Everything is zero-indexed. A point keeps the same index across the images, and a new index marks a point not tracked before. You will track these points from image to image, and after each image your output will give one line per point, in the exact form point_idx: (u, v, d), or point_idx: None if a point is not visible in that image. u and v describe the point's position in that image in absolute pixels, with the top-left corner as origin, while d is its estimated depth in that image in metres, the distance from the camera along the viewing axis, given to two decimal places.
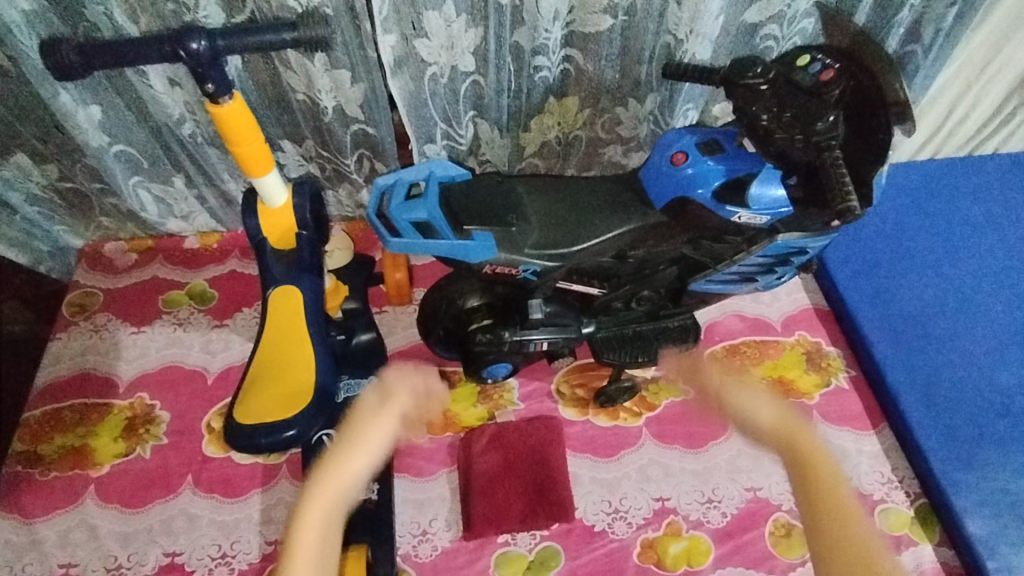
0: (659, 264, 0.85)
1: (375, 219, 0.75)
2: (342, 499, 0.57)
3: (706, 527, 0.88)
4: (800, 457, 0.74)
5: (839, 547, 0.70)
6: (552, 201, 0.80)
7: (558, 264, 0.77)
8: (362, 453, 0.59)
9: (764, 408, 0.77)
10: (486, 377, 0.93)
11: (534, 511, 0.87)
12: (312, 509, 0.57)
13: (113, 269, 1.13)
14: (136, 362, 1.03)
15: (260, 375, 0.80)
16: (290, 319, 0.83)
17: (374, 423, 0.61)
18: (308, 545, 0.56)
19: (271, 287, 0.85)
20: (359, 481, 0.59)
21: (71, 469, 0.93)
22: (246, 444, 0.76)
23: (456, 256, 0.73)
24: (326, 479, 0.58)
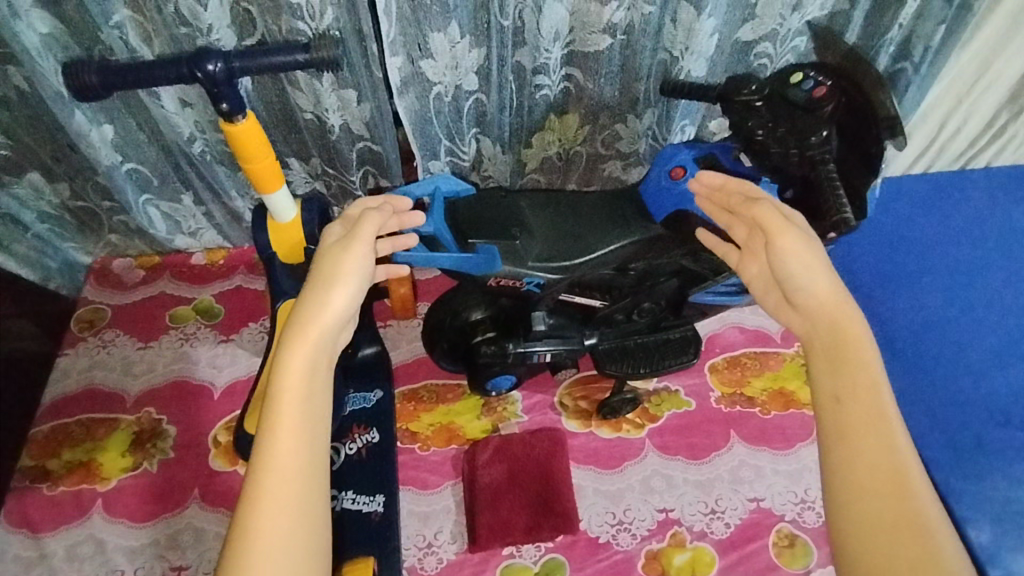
0: (659, 276, 0.86)
1: None
2: (324, 345, 0.55)
3: (710, 538, 0.88)
4: (840, 341, 0.55)
5: (864, 468, 0.51)
6: (554, 214, 0.81)
7: (562, 275, 0.78)
8: (339, 295, 0.57)
9: (819, 273, 0.57)
10: (490, 389, 0.94)
11: (538, 522, 0.88)
12: (292, 357, 0.54)
13: (122, 286, 1.15)
14: (144, 377, 1.05)
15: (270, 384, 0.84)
16: None
17: (344, 263, 0.58)
18: (294, 391, 0.53)
19: (281, 299, 0.86)
20: (338, 323, 0.56)
21: (78, 483, 0.94)
22: None
23: (460, 268, 0.75)
24: (305, 327, 0.55)
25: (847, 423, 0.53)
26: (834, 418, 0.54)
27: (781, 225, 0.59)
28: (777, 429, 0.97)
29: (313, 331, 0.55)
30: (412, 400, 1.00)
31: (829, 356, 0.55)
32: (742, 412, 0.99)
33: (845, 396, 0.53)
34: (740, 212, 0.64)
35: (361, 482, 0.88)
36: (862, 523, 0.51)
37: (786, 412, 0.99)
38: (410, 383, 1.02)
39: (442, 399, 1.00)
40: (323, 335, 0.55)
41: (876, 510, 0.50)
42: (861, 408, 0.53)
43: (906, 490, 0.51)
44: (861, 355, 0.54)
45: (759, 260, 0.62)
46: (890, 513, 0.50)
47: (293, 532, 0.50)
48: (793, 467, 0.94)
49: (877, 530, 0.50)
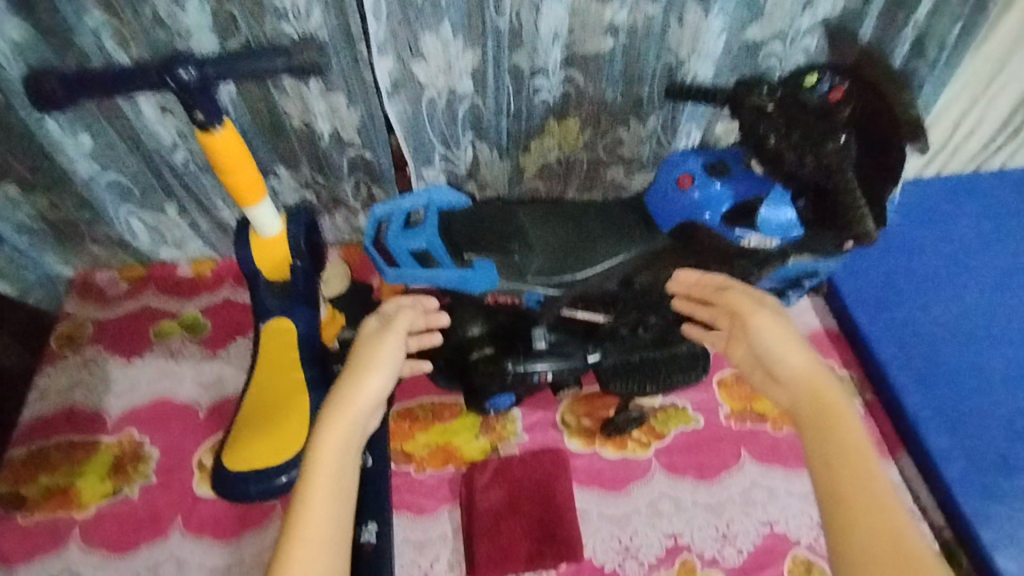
0: (665, 289, 0.80)
1: (370, 248, 0.72)
2: (356, 426, 0.60)
3: (721, 565, 0.84)
4: (825, 409, 0.59)
5: (863, 532, 0.53)
6: (555, 226, 0.76)
7: (562, 291, 0.73)
8: (375, 379, 0.63)
9: (797, 349, 0.62)
10: (489, 408, 0.89)
11: (539, 553, 0.83)
12: (327, 436, 0.59)
13: (104, 299, 1.10)
14: (126, 396, 1.00)
15: (252, 416, 0.77)
16: (281, 353, 0.80)
17: (381, 351, 0.64)
18: (328, 470, 0.58)
19: (264, 318, 0.82)
20: (371, 407, 0.62)
21: (54, 511, 0.89)
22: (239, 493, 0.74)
23: (457, 287, 0.70)
24: (340, 409, 0.61)
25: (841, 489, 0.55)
26: (829, 485, 0.56)
27: (753, 307, 0.66)
28: (790, 447, 0.93)
29: (348, 413, 0.60)
30: (408, 419, 0.95)
31: (816, 423, 0.59)
32: (753, 428, 0.94)
33: (836, 463, 0.56)
34: (716, 303, 0.70)
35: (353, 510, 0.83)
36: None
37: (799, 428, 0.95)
38: (404, 401, 0.97)
39: (438, 417, 0.95)
40: (357, 417, 0.61)
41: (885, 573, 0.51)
42: (851, 475, 0.55)
43: (913, 549, 0.51)
44: (847, 424, 0.58)
45: (741, 343, 0.67)
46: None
47: None
48: (807, 488, 0.89)
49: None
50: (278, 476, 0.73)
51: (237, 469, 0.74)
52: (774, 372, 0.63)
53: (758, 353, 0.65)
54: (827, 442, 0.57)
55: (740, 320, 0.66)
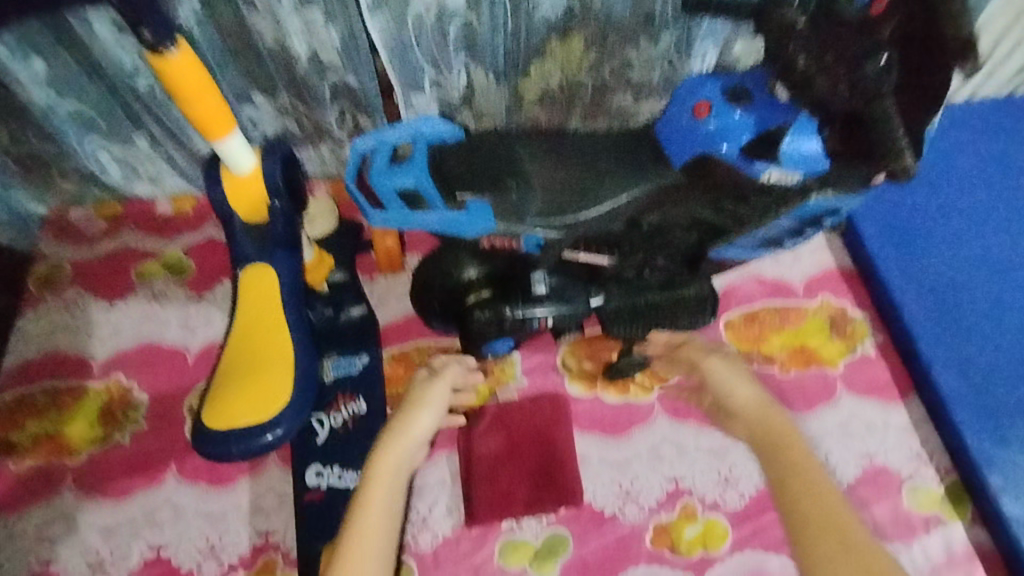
0: (674, 229, 0.75)
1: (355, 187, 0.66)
2: (410, 450, 0.76)
3: (723, 509, 0.83)
4: (773, 433, 0.79)
5: (815, 515, 0.71)
6: (556, 160, 0.69)
7: (563, 233, 0.67)
8: (427, 412, 0.78)
9: (748, 391, 0.82)
10: (488, 353, 0.85)
11: (538, 497, 0.83)
12: (389, 451, 0.74)
13: (81, 238, 1.04)
14: (110, 340, 0.96)
15: (231, 370, 0.72)
16: (262, 300, 0.74)
17: (430, 390, 0.79)
18: (390, 479, 0.73)
19: (241, 264, 0.76)
20: (424, 435, 0.77)
21: (46, 457, 0.87)
22: (220, 452, 0.70)
23: (448, 229, 0.64)
24: (398, 433, 0.76)
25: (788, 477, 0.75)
26: (775, 470, 0.76)
27: (704, 355, 0.85)
28: (796, 390, 0.90)
29: (404, 437, 0.76)
30: (403, 363, 0.90)
31: (767, 445, 0.78)
32: (759, 371, 0.92)
33: (782, 455, 0.77)
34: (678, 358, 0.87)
35: (348, 456, 0.82)
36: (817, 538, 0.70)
37: (807, 370, 0.91)
38: (398, 343, 0.92)
39: (435, 362, 0.91)
40: (412, 438, 0.76)
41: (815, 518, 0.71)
42: (799, 476, 0.74)
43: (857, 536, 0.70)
44: (791, 438, 0.78)
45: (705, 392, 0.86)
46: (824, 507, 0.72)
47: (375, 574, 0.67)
48: (813, 432, 0.87)
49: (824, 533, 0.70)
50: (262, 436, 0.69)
51: (217, 427, 0.70)
52: (733, 413, 0.82)
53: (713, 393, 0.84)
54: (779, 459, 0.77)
55: (700, 374, 0.85)
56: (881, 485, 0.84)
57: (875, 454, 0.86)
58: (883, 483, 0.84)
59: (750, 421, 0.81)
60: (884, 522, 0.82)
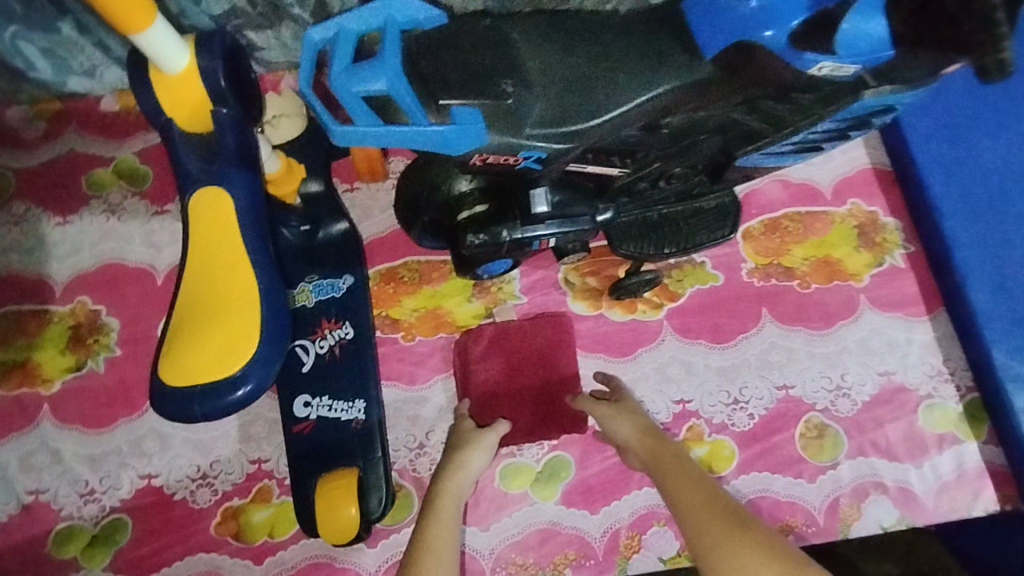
0: (699, 134, 0.64)
1: (310, 93, 0.52)
2: (461, 496, 0.72)
3: (730, 430, 0.80)
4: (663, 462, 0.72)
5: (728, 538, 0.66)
6: (560, 51, 0.56)
7: (569, 146, 0.56)
8: (480, 454, 0.74)
9: (630, 425, 0.75)
10: (482, 274, 0.78)
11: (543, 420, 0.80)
12: (445, 500, 0.71)
13: (19, 143, 0.92)
14: (69, 260, 0.88)
15: (187, 318, 0.62)
16: (217, 235, 0.63)
17: (483, 436, 0.75)
18: (447, 535, 0.69)
19: (191, 187, 0.64)
20: (474, 477, 0.74)
21: (18, 387, 0.82)
22: (182, 413, 0.60)
23: (432, 147, 0.52)
24: (450, 482, 0.73)
25: (684, 502, 0.69)
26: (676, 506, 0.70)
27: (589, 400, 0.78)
28: (817, 306, 0.84)
29: (456, 485, 0.72)
30: (391, 281, 0.84)
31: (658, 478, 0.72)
32: (777, 286, 0.85)
33: (673, 480, 0.71)
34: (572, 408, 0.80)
35: (338, 386, 0.77)
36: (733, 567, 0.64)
37: (830, 285, 0.85)
38: (387, 261, 0.85)
39: (426, 279, 0.85)
40: (464, 482, 0.73)
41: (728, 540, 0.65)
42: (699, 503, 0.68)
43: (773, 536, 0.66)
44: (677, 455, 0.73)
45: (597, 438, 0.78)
46: (734, 530, 0.66)
47: None
48: (831, 350, 0.83)
49: (744, 561, 0.64)
50: (231, 392, 0.60)
51: (177, 384, 0.60)
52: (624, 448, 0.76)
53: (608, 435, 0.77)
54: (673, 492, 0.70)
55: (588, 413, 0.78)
56: (898, 405, 0.81)
57: (894, 372, 0.82)
58: (899, 402, 0.81)
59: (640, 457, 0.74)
60: (897, 442, 0.79)
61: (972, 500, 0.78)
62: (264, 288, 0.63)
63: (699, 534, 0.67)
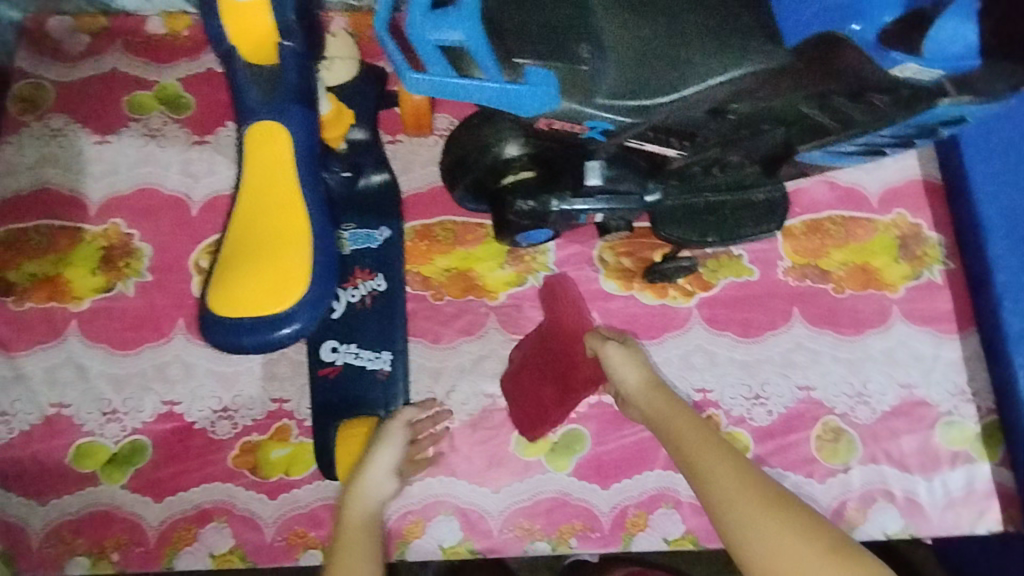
0: (761, 125, 0.62)
1: (383, 32, 0.49)
2: (375, 498, 0.70)
3: (748, 424, 0.81)
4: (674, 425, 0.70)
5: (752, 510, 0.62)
6: (639, 23, 0.54)
7: (637, 121, 0.54)
8: (386, 452, 0.72)
9: (637, 375, 0.73)
10: (521, 242, 0.78)
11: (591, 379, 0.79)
12: (354, 509, 0.70)
13: (63, 56, 0.91)
14: (105, 180, 0.87)
15: (236, 252, 0.61)
16: (271, 171, 0.62)
17: (388, 429, 0.73)
18: (366, 541, 0.69)
19: (248, 120, 0.63)
20: (383, 478, 0.71)
21: (47, 300, 0.82)
22: (228, 341, 0.60)
23: (501, 103, 0.50)
24: (360, 488, 0.70)
25: (704, 469, 0.66)
26: (696, 475, 0.66)
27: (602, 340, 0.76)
28: (848, 311, 0.84)
29: (367, 490, 0.70)
30: (425, 239, 0.84)
31: (673, 443, 0.69)
32: (811, 287, 0.85)
33: (692, 448, 0.68)
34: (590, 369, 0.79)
35: (366, 336, 0.77)
36: (759, 541, 0.61)
37: (864, 292, 0.85)
38: (422, 218, 0.85)
39: (460, 240, 0.85)
40: (375, 487, 0.71)
41: (742, 498, 0.63)
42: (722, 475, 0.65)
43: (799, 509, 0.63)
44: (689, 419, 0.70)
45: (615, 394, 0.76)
46: (763, 503, 0.63)
47: None
48: (856, 356, 0.83)
49: (777, 537, 0.61)
50: (277, 329, 0.59)
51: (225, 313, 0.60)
52: (627, 398, 0.74)
53: (620, 391, 0.74)
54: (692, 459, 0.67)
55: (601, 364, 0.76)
56: (916, 418, 0.81)
57: (916, 386, 0.82)
58: (917, 416, 0.81)
59: (643, 408, 0.72)
60: (910, 454, 0.80)
61: (976, 518, 0.78)
62: (316, 230, 0.62)
63: (712, 501, 0.64)
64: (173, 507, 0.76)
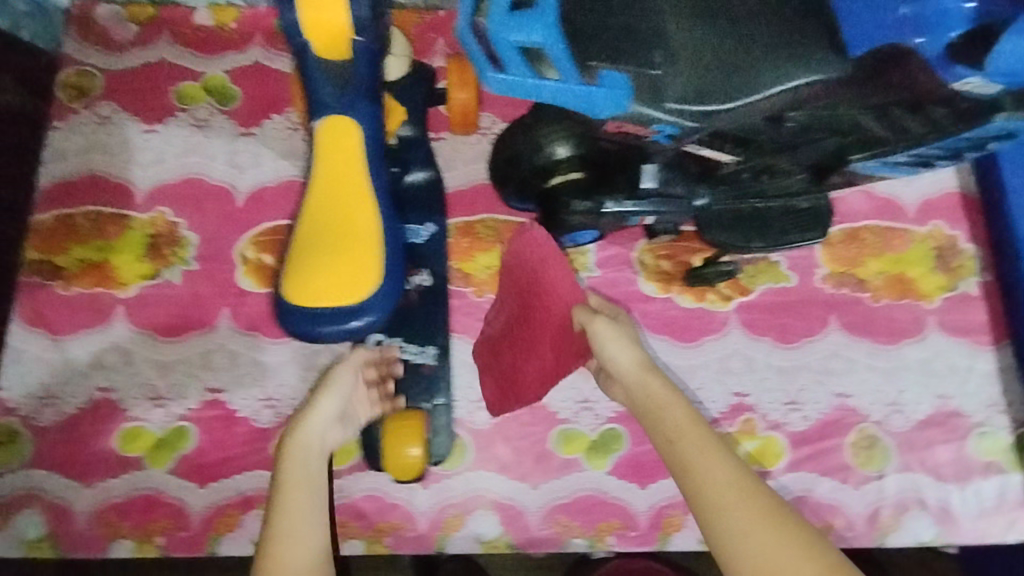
0: (817, 133, 0.61)
1: (467, 32, 0.51)
2: (314, 446, 0.68)
3: (784, 429, 0.82)
4: (660, 414, 0.66)
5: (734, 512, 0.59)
6: (707, 27, 0.54)
7: (700, 126, 0.55)
8: (329, 399, 0.71)
9: (628, 354, 0.69)
10: (567, 243, 0.80)
11: (572, 355, 0.76)
12: (292, 457, 0.67)
13: (111, 44, 0.91)
14: (152, 169, 0.87)
15: (311, 242, 0.63)
16: (342, 164, 0.64)
17: (333, 376, 0.72)
18: (308, 490, 0.66)
19: (318, 115, 0.65)
20: (326, 425, 0.70)
21: (94, 286, 0.83)
22: (306, 331, 0.61)
23: (580, 106, 0.52)
24: (300, 437, 0.68)
25: (689, 463, 0.63)
26: (680, 468, 0.63)
27: (590, 313, 0.72)
28: (885, 321, 0.85)
29: (306, 437, 0.68)
30: (467, 236, 0.85)
31: (659, 431, 0.66)
32: (849, 295, 0.86)
33: (678, 439, 0.64)
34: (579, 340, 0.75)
35: (412, 330, 0.79)
36: (742, 546, 0.58)
37: (900, 302, 0.86)
38: (464, 215, 0.85)
39: (502, 238, 0.85)
40: (314, 437, 0.69)
41: (728, 499, 0.60)
42: (707, 472, 0.62)
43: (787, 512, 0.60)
44: (678, 408, 0.66)
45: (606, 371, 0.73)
46: (749, 506, 0.59)
47: None
48: (892, 365, 0.84)
49: (762, 544, 0.58)
50: (350, 320, 0.60)
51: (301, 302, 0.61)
52: (615, 377, 0.71)
53: (608, 369, 0.71)
54: (677, 451, 0.64)
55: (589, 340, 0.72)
56: (949, 428, 0.82)
57: (951, 396, 0.83)
58: (951, 426, 0.82)
59: (631, 391, 0.69)
60: (944, 463, 0.81)
61: (1007, 527, 0.80)
62: (386, 227, 0.64)
63: (696, 498, 0.62)
64: (218, 494, 0.77)
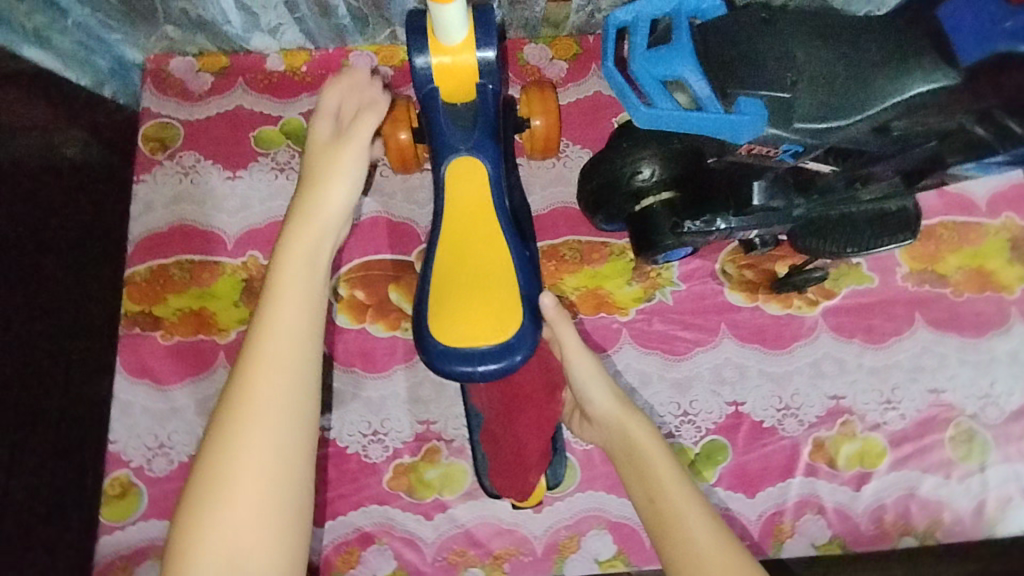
0: (917, 141, 0.61)
1: (610, 72, 0.59)
2: (325, 224, 0.67)
3: (882, 428, 0.83)
4: (637, 454, 0.68)
5: (694, 548, 0.61)
6: (827, 46, 0.57)
7: (824, 142, 0.58)
8: (338, 181, 0.68)
9: (603, 390, 0.71)
10: (659, 259, 0.81)
11: (546, 395, 0.76)
12: (298, 234, 0.65)
13: (187, 96, 0.92)
14: (239, 215, 0.89)
15: (451, 285, 0.68)
16: (475, 208, 0.71)
17: (341, 151, 0.69)
18: (309, 263, 0.64)
19: (448, 157, 0.72)
20: (338, 215, 0.68)
21: (194, 334, 0.84)
22: (458, 370, 0.66)
23: (718, 130, 0.57)
24: (308, 209, 0.67)
25: (657, 497, 0.64)
26: (648, 506, 0.65)
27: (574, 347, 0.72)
28: (969, 314, 0.87)
29: (315, 210, 0.67)
30: (553, 258, 0.87)
31: (633, 467, 0.68)
32: (931, 292, 0.87)
33: (651, 477, 0.66)
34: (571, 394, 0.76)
35: None
36: None
37: (982, 295, 0.87)
38: (549, 238, 0.88)
39: (586, 259, 0.87)
40: (324, 231, 0.66)
41: (691, 538, 0.61)
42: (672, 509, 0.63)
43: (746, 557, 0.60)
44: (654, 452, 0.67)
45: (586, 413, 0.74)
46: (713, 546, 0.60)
47: (286, 388, 0.58)
48: (981, 358, 0.85)
49: None
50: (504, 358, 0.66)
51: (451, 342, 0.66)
52: (593, 417, 0.72)
53: (585, 407, 0.73)
54: (645, 488, 0.65)
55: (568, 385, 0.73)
56: None
57: None
58: None
59: (608, 429, 0.71)
60: None
61: None
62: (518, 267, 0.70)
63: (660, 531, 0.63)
64: (336, 530, 0.79)
